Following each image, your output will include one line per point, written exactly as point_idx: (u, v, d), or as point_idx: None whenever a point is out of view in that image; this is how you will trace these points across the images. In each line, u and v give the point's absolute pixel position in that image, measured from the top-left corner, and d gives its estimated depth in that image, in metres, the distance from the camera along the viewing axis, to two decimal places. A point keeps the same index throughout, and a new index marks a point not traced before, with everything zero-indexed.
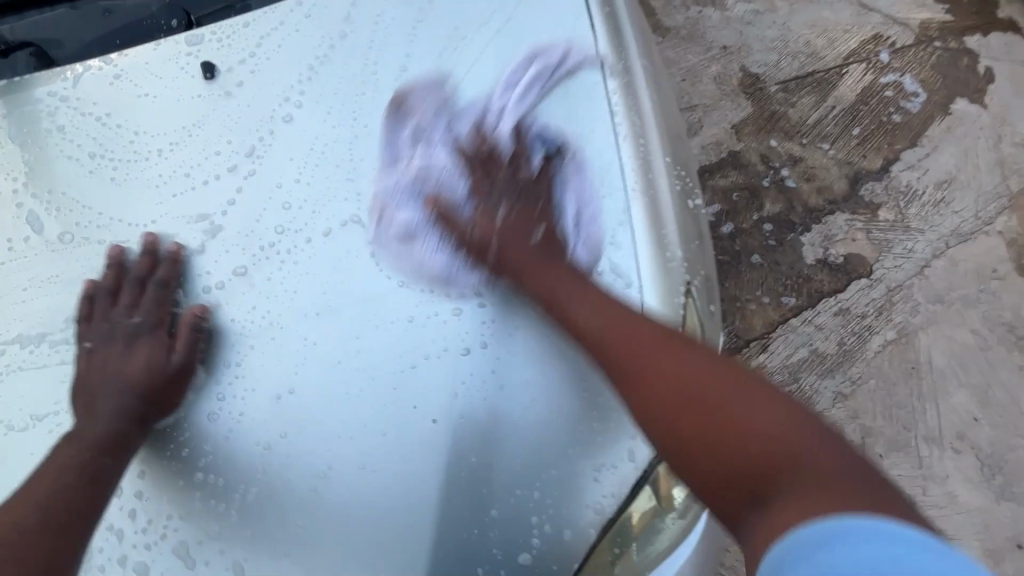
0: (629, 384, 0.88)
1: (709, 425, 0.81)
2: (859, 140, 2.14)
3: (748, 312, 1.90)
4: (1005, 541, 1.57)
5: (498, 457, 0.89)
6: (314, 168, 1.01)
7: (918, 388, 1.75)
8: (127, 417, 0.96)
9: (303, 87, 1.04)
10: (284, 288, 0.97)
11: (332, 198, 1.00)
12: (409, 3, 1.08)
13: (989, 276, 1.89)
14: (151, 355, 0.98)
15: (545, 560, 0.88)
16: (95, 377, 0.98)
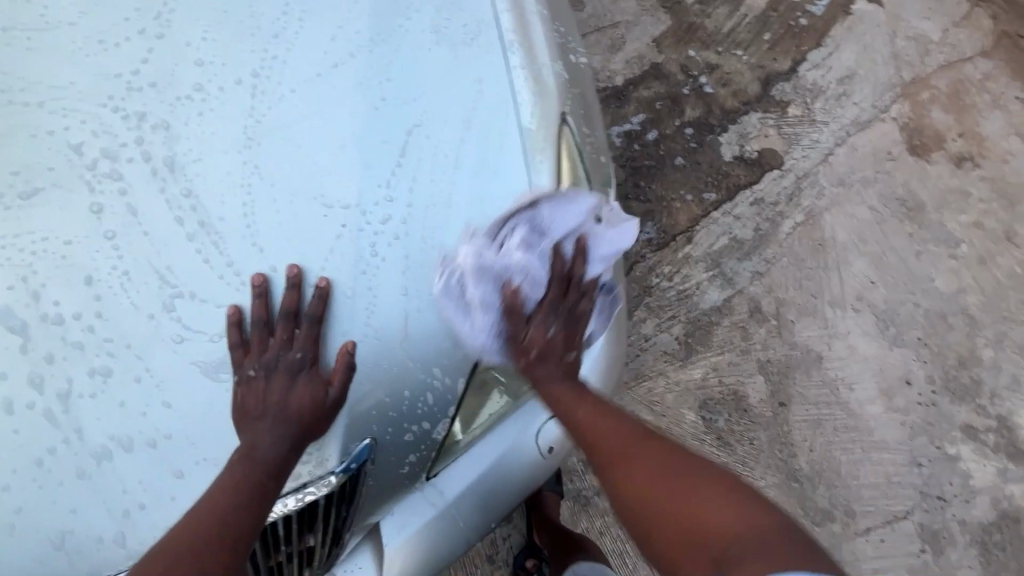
0: (605, 452, 1.01)
1: (668, 496, 0.92)
2: (771, 44, 2.27)
3: (674, 210, 2.06)
4: (897, 380, 1.80)
5: (410, 252, 0.96)
6: (220, 26, 1.04)
7: (824, 260, 1.95)
8: (291, 447, 0.90)
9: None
10: (198, 129, 0.99)
11: (239, 47, 1.03)
12: None
13: (884, 158, 2.08)
14: (312, 392, 0.91)
15: (457, 346, 0.97)
16: (257, 407, 0.91)
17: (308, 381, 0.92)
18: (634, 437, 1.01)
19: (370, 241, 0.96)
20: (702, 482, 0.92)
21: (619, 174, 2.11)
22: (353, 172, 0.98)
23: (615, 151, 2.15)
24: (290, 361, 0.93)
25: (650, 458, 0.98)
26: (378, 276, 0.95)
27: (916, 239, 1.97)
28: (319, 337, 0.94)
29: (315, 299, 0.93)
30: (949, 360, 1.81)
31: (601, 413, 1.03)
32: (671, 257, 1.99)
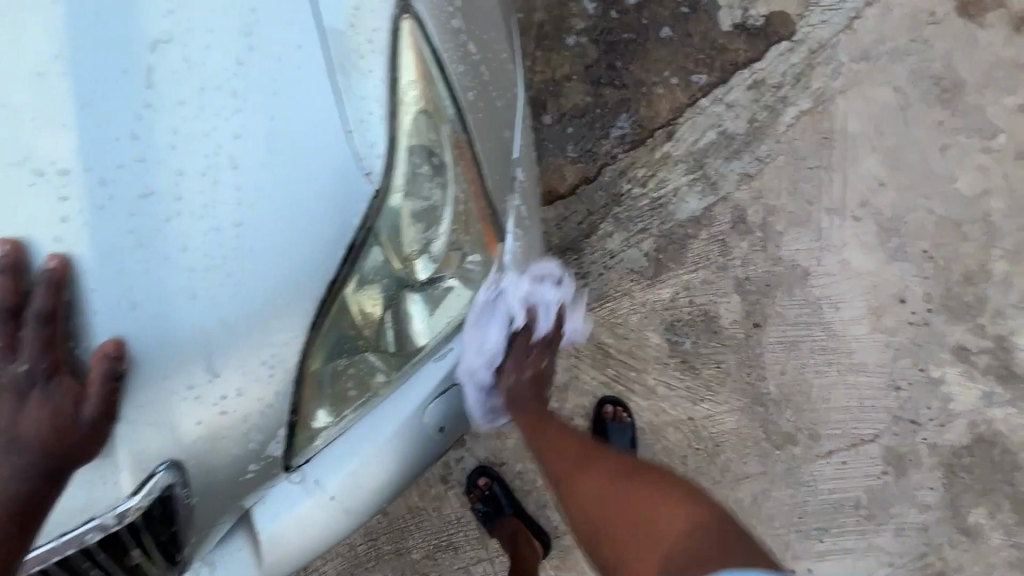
0: (561, 470, 1.19)
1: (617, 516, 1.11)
2: None
3: (654, 98, 1.71)
4: (889, 298, 1.61)
5: (172, 230, 0.70)
6: None
7: (828, 159, 1.65)
8: (42, 482, 0.70)
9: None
10: None
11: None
12: None
13: (925, 21, 1.65)
14: (54, 414, 0.68)
15: (286, 355, 0.77)
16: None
17: (47, 400, 0.68)
18: (592, 460, 1.20)
19: (106, 214, 0.69)
20: (647, 485, 1.15)
21: (590, 53, 1.74)
22: (68, 112, 0.68)
23: (587, 21, 1.75)
24: (13, 376, 0.67)
25: (607, 487, 1.15)
26: (127, 260, 0.69)
27: (945, 129, 1.63)
28: (56, 339, 0.68)
29: (44, 286, 0.67)
30: (953, 275, 1.60)
31: (560, 447, 1.20)
32: (647, 157, 1.70)
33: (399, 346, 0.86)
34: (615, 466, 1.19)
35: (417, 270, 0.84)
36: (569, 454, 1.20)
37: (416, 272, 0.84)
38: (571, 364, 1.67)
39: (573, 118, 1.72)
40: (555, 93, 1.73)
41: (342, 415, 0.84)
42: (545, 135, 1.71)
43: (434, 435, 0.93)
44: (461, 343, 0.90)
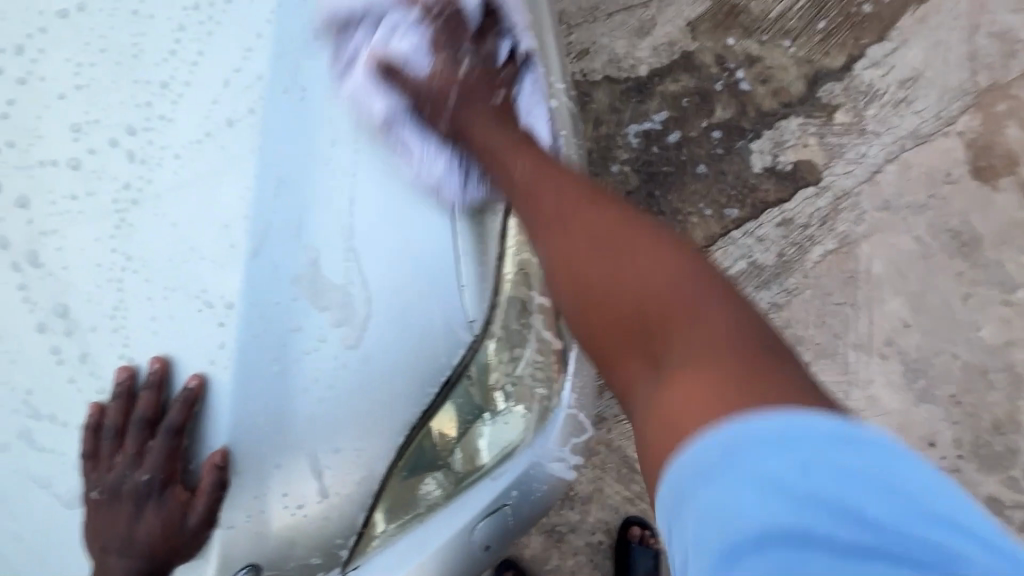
0: (533, 206, 0.99)
1: (607, 289, 0.92)
2: (825, 35, 1.98)
3: (689, 226, 1.86)
4: (918, 439, 1.65)
5: (309, 364, 0.86)
6: (101, 67, 0.87)
7: (854, 297, 1.73)
8: (155, 564, 0.88)
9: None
10: (68, 200, 0.87)
11: (124, 95, 0.87)
12: None
13: (941, 180, 1.81)
14: (168, 515, 0.86)
15: (371, 471, 0.91)
16: (109, 530, 0.88)
17: (164, 502, 0.86)
18: (605, 257, 0.93)
19: (253, 342, 0.85)
20: (644, 253, 0.91)
21: (631, 181, 1.93)
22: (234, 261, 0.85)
23: (630, 153, 1.95)
24: (140, 482, 0.87)
25: (615, 287, 0.91)
26: (265, 379, 0.85)
27: (966, 279, 1.72)
28: (176, 452, 0.87)
29: (177, 409, 0.86)
30: (983, 422, 1.64)
31: (548, 175, 1.01)
32: None
33: (467, 462, 0.97)
34: (635, 266, 0.90)
35: (495, 400, 0.98)
36: (574, 212, 0.98)
37: (494, 401, 0.99)
38: (597, 475, 1.65)
39: None
40: None
41: (405, 522, 0.94)
42: None
43: (478, 550, 0.98)
44: (519, 462, 0.99)
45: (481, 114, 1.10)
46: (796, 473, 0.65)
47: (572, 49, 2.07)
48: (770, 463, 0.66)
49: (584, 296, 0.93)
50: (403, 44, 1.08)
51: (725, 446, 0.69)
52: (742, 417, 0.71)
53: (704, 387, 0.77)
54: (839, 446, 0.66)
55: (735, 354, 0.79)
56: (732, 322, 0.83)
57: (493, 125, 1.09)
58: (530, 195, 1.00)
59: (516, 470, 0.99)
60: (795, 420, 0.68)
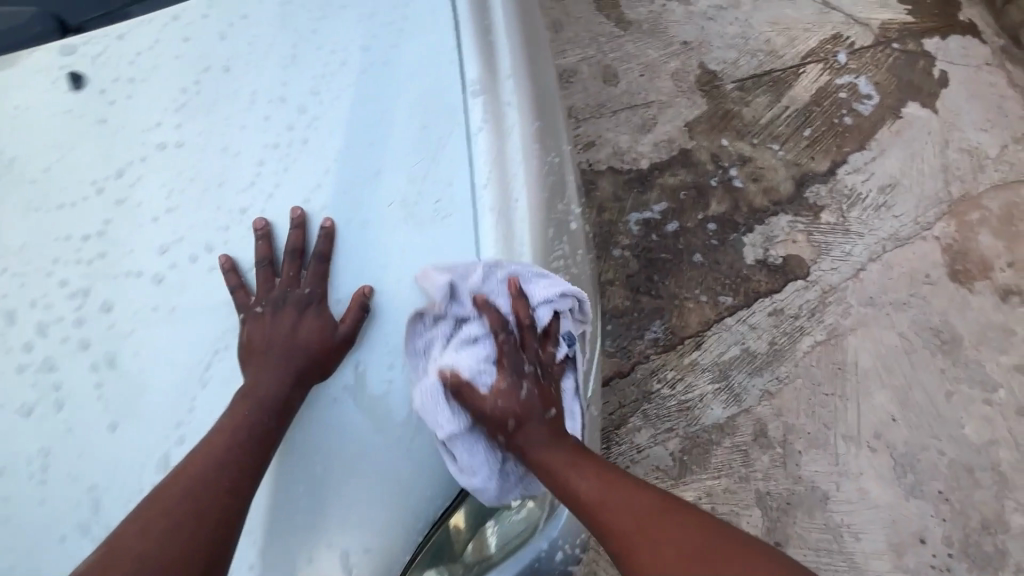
0: (583, 510, 0.91)
1: (672, 569, 0.83)
2: (810, 141, 2.19)
3: (686, 310, 1.95)
4: (910, 536, 1.65)
5: (354, 455, 0.92)
6: (185, 189, 1.01)
7: (843, 388, 1.81)
8: (294, 388, 0.94)
9: (202, 64, 1.06)
10: (148, 305, 0.97)
11: (205, 216, 1.00)
12: (296, 28, 1.07)
13: (921, 281, 1.93)
14: (323, 323, 0.96)
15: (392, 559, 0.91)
16: (261, 341, 0.96)
17: (317, 316, 0.97)
18: (654, 529, 0.88)
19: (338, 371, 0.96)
20: (679, 522, 0.88)
21: (632, 265, 2.03)
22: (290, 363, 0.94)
23: (631, 239, 2.07)
24: (300, 295, 0.98)
25: (673, 555, 0.84)
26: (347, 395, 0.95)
27: (948, 377, 1.80)
28: (327, 275, 0.99)
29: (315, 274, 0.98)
30: (971, 522, 1.66)
31: (590, 463, 0.95)
32: (676, 361, 1.88)
33: (477, 553, 0.96)
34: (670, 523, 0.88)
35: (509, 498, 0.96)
36: (612, 493, 0.92)
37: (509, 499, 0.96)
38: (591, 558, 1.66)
39: (613, 316, 1.96)
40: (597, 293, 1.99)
41: None
42: None
43: None
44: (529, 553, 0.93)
45: (542, 433, 0.95)
46: None
47: (579, 141, 2.26)
48: None
49: (643, 557, 0.86)
50: (467, 360, 0.93)
51: None
52: None
53: None
54: None
55: None
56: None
57: (550, 438, 0.95)
58: (574, 490, 0.91)
59: (521, 563, 0.93)
60: None
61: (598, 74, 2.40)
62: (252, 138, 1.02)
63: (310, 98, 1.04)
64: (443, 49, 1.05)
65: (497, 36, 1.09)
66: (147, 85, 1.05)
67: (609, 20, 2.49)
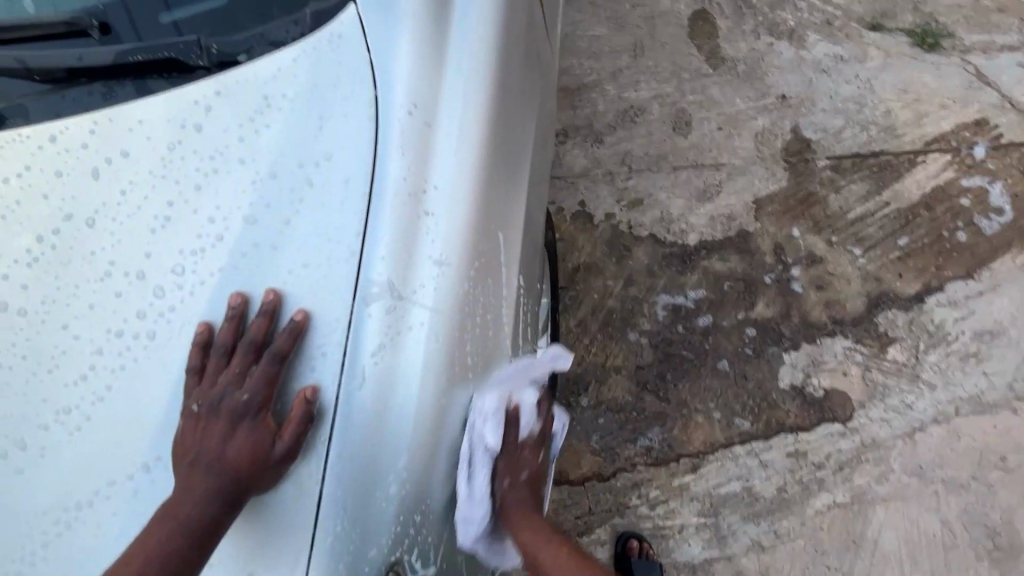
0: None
1: None
2: (902, 253, 1.80)
3: (692, 423, 1.72)
4: None
5: None
6: (15, 369, 0.75)
7: (851, 565, 1.55)
8: (224, 505, 0.70)
9: (60, 201, 0.76)
10: None
11: (25, 411, 0.74)
12: (168, 165, 0.76)
13: (993, 464, 1.59)
14: (260, 438, 0.70)
15: None
16: (192, 442, 0.71)
17: (253, 430, 0.71)
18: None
19: (277, 488, 0.71)
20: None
21: (645, 356, 1.80)
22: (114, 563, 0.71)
23: (653, 325, 1.83)
24: (234, 404, 0.71)
25: None
26: (291, 516, 0.71)
27: None
28: (278, 377, 0.72)
29: (268, 364, 0.72)
30: None
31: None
32: (664, 480, 1.68)
33: None
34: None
35: None
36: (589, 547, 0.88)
37: None
38: None
39: (608, 409, 1.76)
40: (598, 378, 1.79)
41: None
42: (576, 417, 1.74)
43: None
44: None
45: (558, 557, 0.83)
46: None
47: (625, 196, 1.99)
48: None
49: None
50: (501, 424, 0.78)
51: None
52: None
53: None
54: None
55: None
56: None
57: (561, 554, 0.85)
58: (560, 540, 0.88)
59: None
60: None
61: (668, 118, 2.06)
62: (96, 318, 0.74)
63: (185, 271, 0.74)
64: (346, 219, 0.73)
65: (431, 198, 0.74)
66: None
67: (699, 51, 2.11)
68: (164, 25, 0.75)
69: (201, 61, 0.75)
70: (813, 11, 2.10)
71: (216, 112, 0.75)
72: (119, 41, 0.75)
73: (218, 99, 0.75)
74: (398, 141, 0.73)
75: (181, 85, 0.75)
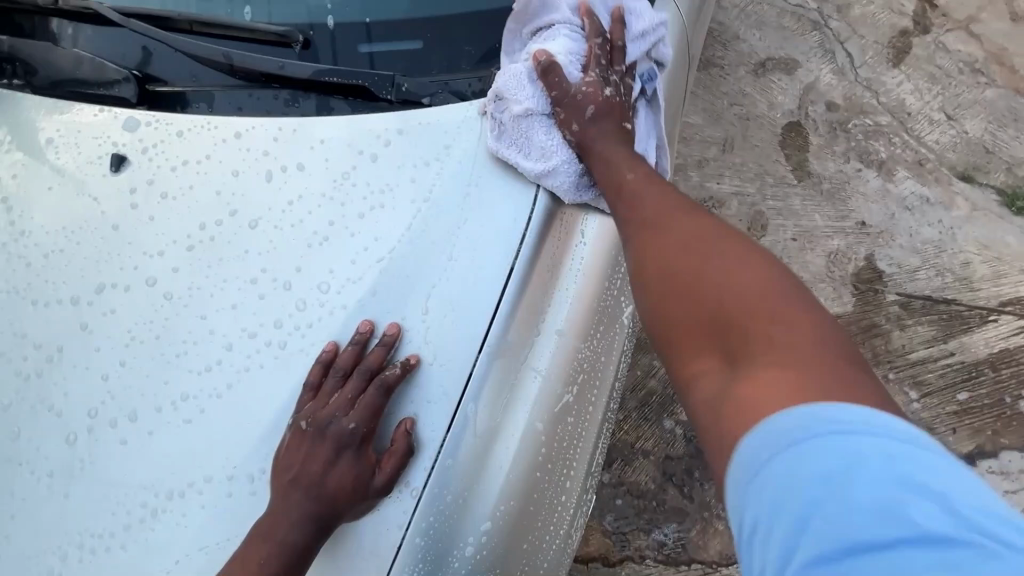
0: (631, 228, 0.83)
1: (678, 288, 0.74)
2: (960, 408, 1.77)
3: (712, 529, 1.67)
4: None
5: None
6: (150, 340, 0.81)
7: None
8: (320, 527, 0.74)
9: (230, 196, 0.85)
10: (47, 460, 0.79)
11: (148, 381, 0.80)
12: (340, 188, 0.84)
13: None
14: (360, 466, 0.75)
15: None
16: (294, 459, 0.76)
17: (355, 460, 0.75)
18: (705, 233, 0.76)
19: (364, 518, 0.75)
20: (696, 253, 0.75)
21: (678, 446, 1.75)
22: (199, 553, 0.75)
23: None
24: (341, 431, 0.76)
25: (683, 271, 0.74)
26: (370, 548, 0.75)
27: None
28: (382, 408, 0.78)
29: (377, 396, 0.77)
30: None
31: (644, 182, 0.84)
32: None
33: None
34: (773, 278, 0.69)
35: None
36: (684, 215, 0.80)
37: None
38: None
39: (628, 492, 1.71)
40: (624, 458, 1.74)
41: None
42: (596, 494, 1.69)
43: None
44: None
45: (612, 145, 0.87)
46: (832, 486, 0.49)
47: None
48: (822, 455, 0.51)
49: (688, 294, 0.73)
50: (571, 46, 0.91)
51: (806, 425, 0.53)
52: (798, 399, 0.56)
53: (773, 386, 0.59)
54: (856, 448, 0.50)
55: (805, 356, 0.60)
56: (812, 330, 0.63)
57: (620, 149, 0.87)
58: (627, 191, 0.84)
59: None
60: (859, 425, 0.52)
61: (744, 217, 2.08)
62: (236, 311, 0.81)
63: (330, 282, 0.81)
64: (486, 276, 0.79)
65: (558, 296, 0.82)
66: (170, 202, 0.86)
67: (787, 161, 2.15)
68: (361, 54, 0.87)
69: (388, 95, 0.86)
70: (907, 148, 2.13)
71: (394, 149, 0.85)
72: (318, 61, 0.87)
73: (400, 137, 0.85)
74: (537, 248, 0.81)
75: (360, 111, 0.87)
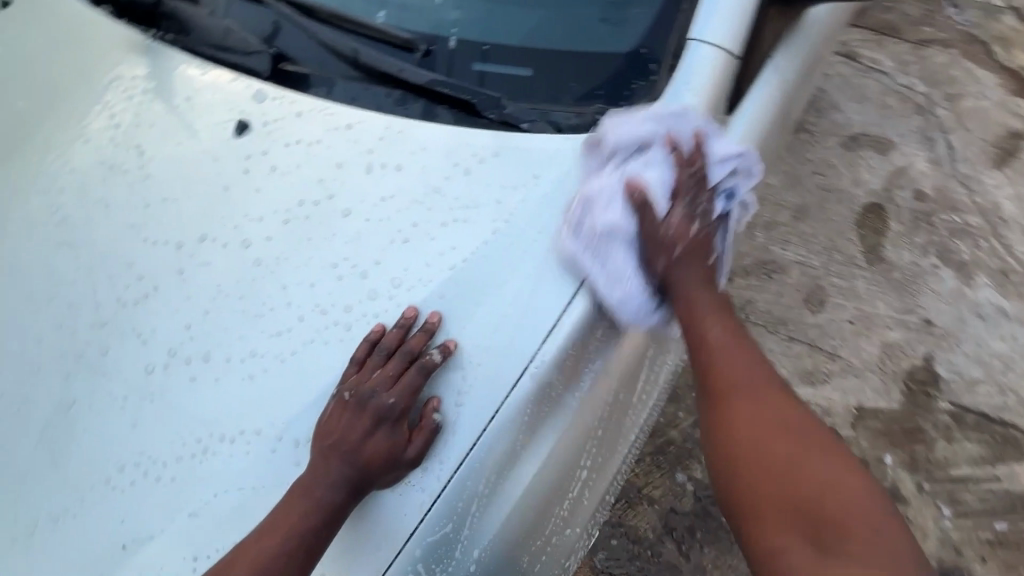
0: (713, 399, 0.91)
1: (752, 466, 0.84)
2: (994, 537, 1.67)
3: None
4: None
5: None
6: (236, 296, 0.91)
7: None
8: (350, 492, 0.79)
9: (330, 183, 0.94)
10: (129, 378, 0.90)
11: (227, 326, 0.90)
12: (430, 194, 0.90)
13: None
14: (393, 441, 0.80)
15: None
16: (336, 424, 0.82)
17: (389, 434, 0.81)
18: (782, 421, 0.85)
19: (391, 492, 0.80)
20: (775, 418, 0.86)
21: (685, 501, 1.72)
22: (237, 492, 0.82)
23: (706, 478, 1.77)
24: (380, 405, 0.82)
25: (758, 463, 0.83)
26: (390, 520, 0.79)
27: None
28: (419, 389, 0.83)
29: (418, 380, 0.82)
30: None
31: (728, 351, 0.92)
32: None
33: None
34: (809, 442, 0.83)
35: None
36: (768, 392, 0.89)
37: None
38: None
39: (625, 534, 1.71)
40: (628, 499, 1.74)
41: None
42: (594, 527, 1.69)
43: None
44: None
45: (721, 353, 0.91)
46: None
47: None
48: None
49: (748, 475, 0.83)
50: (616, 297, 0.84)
51: None
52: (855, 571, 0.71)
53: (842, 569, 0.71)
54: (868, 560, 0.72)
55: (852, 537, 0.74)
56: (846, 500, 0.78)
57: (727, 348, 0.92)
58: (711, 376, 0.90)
59: None
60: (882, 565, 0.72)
61: (803, 288, 2.03)
62: (312, 288, 0.89)
63: (402, 280, 0.87)
64: (544, 303, 0.83)
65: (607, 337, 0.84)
66: (277, 176, 0.96)
67: (861, 241, 2.08)
68: (473, 71, 0.93)
69: (490, 113, 0.92)
70: (992, 255, 2.02)
71: (485, 167, 0.90)
72: (434, 70, 0.94)
73: (494, 157, 0.90)
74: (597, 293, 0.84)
75: (461, 123, 0.93)
